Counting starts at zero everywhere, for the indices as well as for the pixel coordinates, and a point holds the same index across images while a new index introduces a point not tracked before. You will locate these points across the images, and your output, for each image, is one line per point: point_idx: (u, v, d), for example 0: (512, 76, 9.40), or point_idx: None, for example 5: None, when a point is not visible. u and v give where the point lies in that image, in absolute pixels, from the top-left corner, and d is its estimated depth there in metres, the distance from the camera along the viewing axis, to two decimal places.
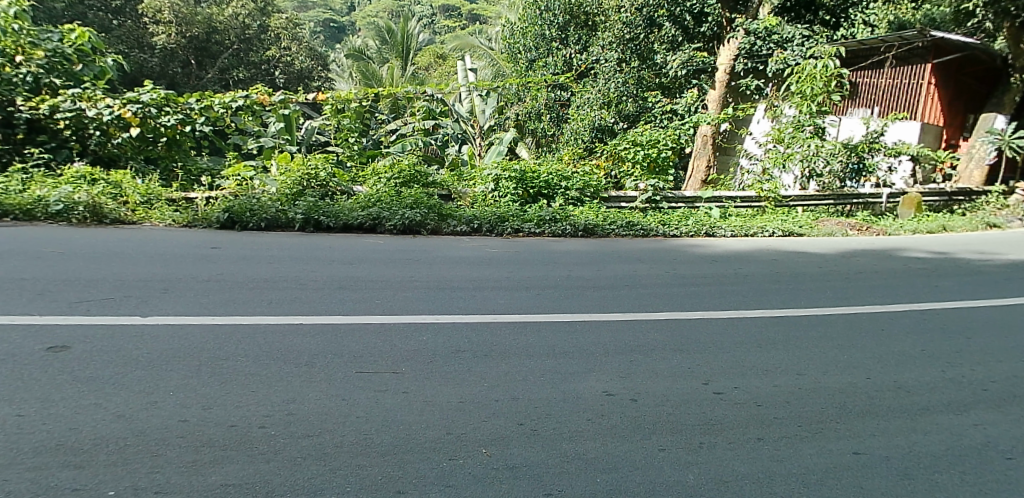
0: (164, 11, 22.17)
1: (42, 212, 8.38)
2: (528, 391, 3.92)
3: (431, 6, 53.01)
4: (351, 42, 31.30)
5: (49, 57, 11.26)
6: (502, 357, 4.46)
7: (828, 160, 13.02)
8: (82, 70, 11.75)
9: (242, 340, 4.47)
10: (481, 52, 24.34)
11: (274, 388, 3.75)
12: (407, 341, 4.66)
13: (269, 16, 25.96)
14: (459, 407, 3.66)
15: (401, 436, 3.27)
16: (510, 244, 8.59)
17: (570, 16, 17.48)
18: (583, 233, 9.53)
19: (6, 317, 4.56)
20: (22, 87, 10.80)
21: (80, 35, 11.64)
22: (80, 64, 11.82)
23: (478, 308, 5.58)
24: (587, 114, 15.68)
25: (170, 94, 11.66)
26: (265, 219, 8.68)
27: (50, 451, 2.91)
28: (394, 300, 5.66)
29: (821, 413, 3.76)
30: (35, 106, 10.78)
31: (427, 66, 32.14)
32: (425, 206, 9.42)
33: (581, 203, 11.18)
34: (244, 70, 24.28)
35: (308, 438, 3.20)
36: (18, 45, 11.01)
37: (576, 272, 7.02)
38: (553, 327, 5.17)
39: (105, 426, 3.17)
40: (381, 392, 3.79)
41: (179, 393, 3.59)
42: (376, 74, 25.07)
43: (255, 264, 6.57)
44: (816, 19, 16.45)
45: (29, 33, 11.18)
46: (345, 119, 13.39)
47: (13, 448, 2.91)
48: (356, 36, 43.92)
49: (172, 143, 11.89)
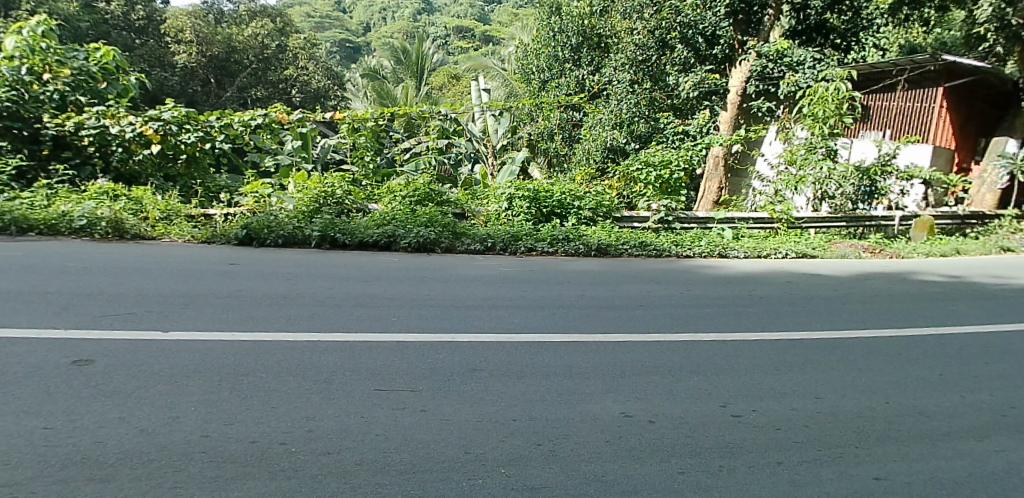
0: (185, 31, 23.07)
1: (65, 227, 8.49)
2: (545, 411, 3.92)
3: (446, 27, 53.76)
4: (366, 63, 31.77)
5: (75, 75, 11.49)
6: (519, 377, 4.47)
7: (840, 183, 13.00)
8: (106, 88, 12.06)
9: (261, 356, 4.50)
10: (495, 72, 24.50)
11: (294, 404, 3.76)
12: (426, 359, 4.69)
13: (287, 35, 26.45)
14: (477, 426, 3.66)
15: (419, 455, 3.26)
16: (525, 262, 8.61)
17: (583, 38, 17.62)
18: (596, 253, 9.54)
19: (31, 330, 4.62)
20: (49, 104, 10.98)
21: (105, 54, 11.97)
22: (104, 82, 12.11)
23: (495, 326, 5.60)
24: (599, 135, 15.81)
25: (190, 111, 11.77)
26: (282, 236, 8.74)
27: (76, 464, 2.93)
28: (410, 317, 5.68)
29: (840, 438, 3.74)
30: (60, 123, 10.92)
31: (440, 86, 32.73)
32: (439, 224, 9.43)
33: (594, 222, 11.17)
34: (262, 89, 24.57)
35: (330, 455, 3.20)
36: (45, 64, 11.24)
37: (590, 292, 7.02)
38: (568, 347, 5.18)
39: (129, 440, 3.20)
40: (400, 409, 3.80)
41: (201, 408, 3.62)
42: (390, 94, 25.35)
43: (273, 280, 6.60)
44: (827, 42, 16.44)
45: (56, 52, 11.41)
46: (361, 137, 13.48)
47: (40, 461, 2.93)
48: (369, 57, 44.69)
49: (192, 160, 11.93)
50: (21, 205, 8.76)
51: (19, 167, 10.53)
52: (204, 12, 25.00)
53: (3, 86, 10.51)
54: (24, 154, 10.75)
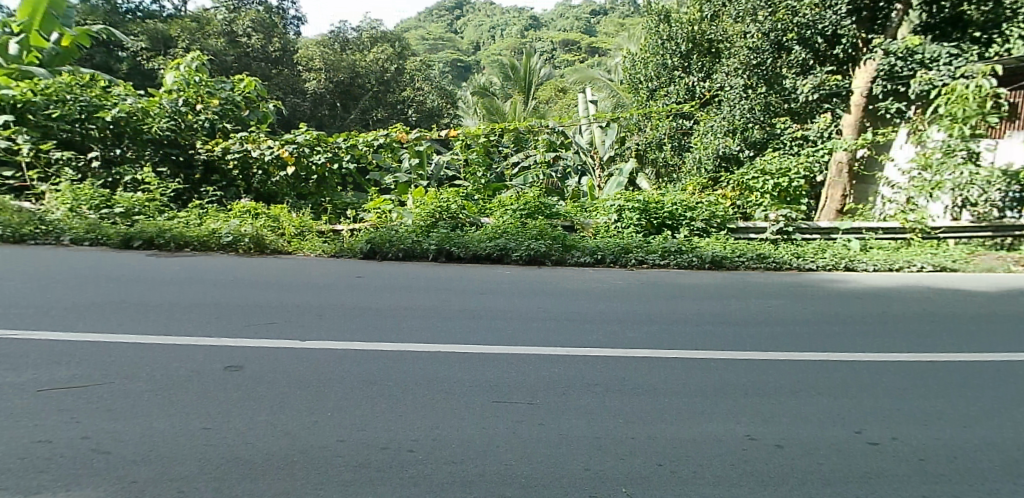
0: (315, 60, 24.96)
1: (216, 243, 9.32)
2: (664, 430, 3.84)
3: (552, 42, 53.90)
4: (478, 81, 32.83)
5: (222, 105, 12.85)
6: (635, 393, 4.41)
7: (984, 188, 11.82)
8: (249, 115, 13.34)
9: (387, 364, 4.74)
10: (603, 83, 24.56)
11: (418, 413, 3.93)
12: (541, 372, 4.74)
13: (405, 59, 28.01)
14: (596, 442, 3.64)
15: (540, 469, 3.29)
16: (636, 275, 8.53)
17: (692, 44, 17.26)
18: (710, 265, 9.23)
19: (190, 337, 5.14)
20: (201, 131, 12.41)
21: (247, 84, 13.17)
22: (247, 109, 13.38)
23: (608, 340, 5.57)
24: (711, 143, 15.64)
25: (321, 134, 12.59)
26: (402, 249, 9.15)
27: (231, 463, 3.22)
28: (524, 330, 5.77)
29: (999, 473, 3.37)
30: (211, 148, 12.28)
31: (549, 99, 33.19)
32: (549, 237, 9.52)
33: (707, 234, 10.89)
34: (382, 110, 25.99)
35: (454, 465, 3.31)
36: (199, 95, 12.69)
37: (704, 306, 6.81)
38: (684, 363, 5.05)
39: (275, 441, 3.47)
40: (519, 422, 3.87)
41: (336, 413, 3.87)
42: (500, 110, 26.41)
43: (395, 292, 6.95)
44: (965, 37, 14.82)
45: (207, 84, 12.86)
46: (473, 153, 13.86)
47: (202, 458, 3.25)
48: (478, 74, 46.15)
49: (322, 179, 12.83)
50: (179, 223, 9.78)
51: (178, 190, 11.95)
52: (332, 41, 26.59)
53: (164, 117, 11.95)
54: (181, 178, 12.20)
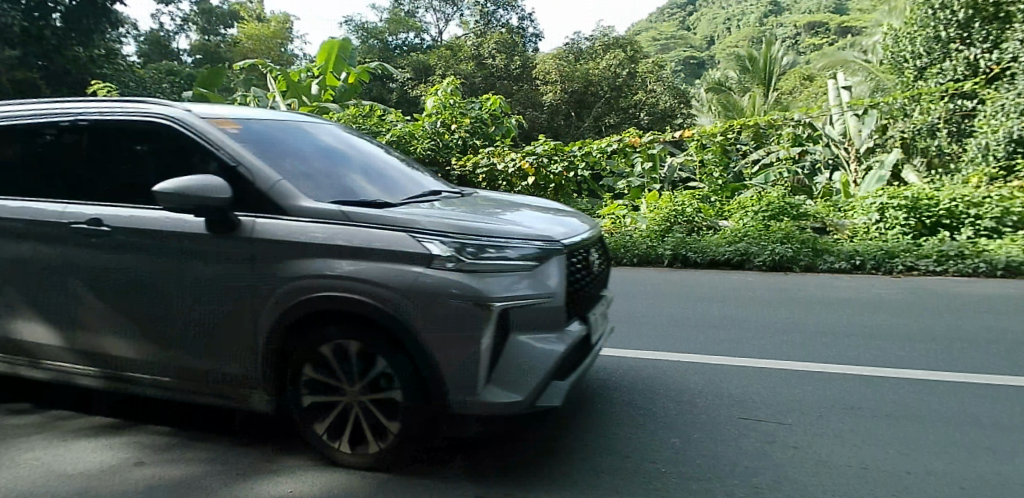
0: (551, 73, 27.07)
1: None
2: (962, 467, 3.12)
3: (796, 26, 51.56)
4: (713, 77, 31.44)
5: (473, 123, 14.19)
6: (914, 422, 3.74)
7: None
8: (495, 131, 14.55)
9: (625, 373, 4.73)
10: (858, 67, 22.13)
11: (656, 425, 3.78)
12: (792, 392, 4.32)
13: (637, 63, 27.74)
14: (866, 470, 3.10)
15: (799, 492, 2.87)
16: (906, 285, 7.52)
17: (974, 9, 14.74)
18: (1004, 273, 7.78)
19: None
20: (456, 148, 13.93)
21: (492, 101, 14.38)
22: (494, 126, 14.59)
23: (874, 361, 4.92)
24: (1001, 126, 12.83)
25: (557, 144, 13.31)
26: (637, 255, 9.24)
27: (478, 453, 3.34)
28: (769, 345, 5.36)
29: None
30: (462, 165, 13.58)
31: (792, 90, 31.05)
32: (796, 241, 8.83)
33: (999, 234, 9.21)
34: (614, 115, 26.18)
35: (697, 481, 3.00)
36: (453, 116, 14.22)
37: (999, 325, 5.76)
38: (978, 393, 4.21)
39: (518, 438, 3.55)
40: (768, 443, 3.51)
41: (574, 417, 3.88)
42: (737, 105, 24.92)
43: (632, 301, 6.97)
44: None
45: (460, 106, 14.41)
46: (708, 154, 13.23)
47: (453, 445, 3.43)
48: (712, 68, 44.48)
49: (559, 188, 13.44)
50: None
51: None
52: (567, 52, 28.36)
53: (427, 138, 13.84)
54: None
